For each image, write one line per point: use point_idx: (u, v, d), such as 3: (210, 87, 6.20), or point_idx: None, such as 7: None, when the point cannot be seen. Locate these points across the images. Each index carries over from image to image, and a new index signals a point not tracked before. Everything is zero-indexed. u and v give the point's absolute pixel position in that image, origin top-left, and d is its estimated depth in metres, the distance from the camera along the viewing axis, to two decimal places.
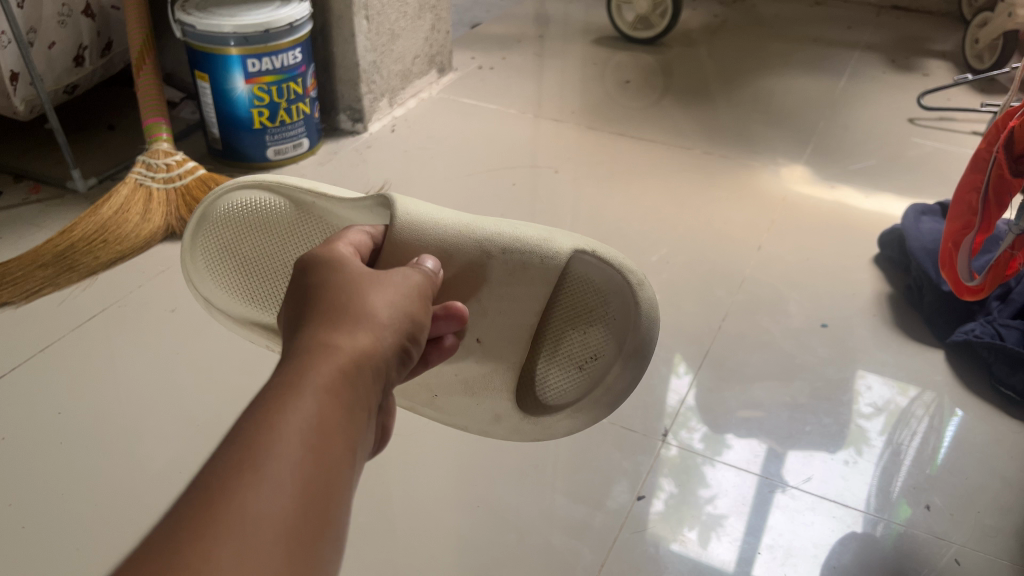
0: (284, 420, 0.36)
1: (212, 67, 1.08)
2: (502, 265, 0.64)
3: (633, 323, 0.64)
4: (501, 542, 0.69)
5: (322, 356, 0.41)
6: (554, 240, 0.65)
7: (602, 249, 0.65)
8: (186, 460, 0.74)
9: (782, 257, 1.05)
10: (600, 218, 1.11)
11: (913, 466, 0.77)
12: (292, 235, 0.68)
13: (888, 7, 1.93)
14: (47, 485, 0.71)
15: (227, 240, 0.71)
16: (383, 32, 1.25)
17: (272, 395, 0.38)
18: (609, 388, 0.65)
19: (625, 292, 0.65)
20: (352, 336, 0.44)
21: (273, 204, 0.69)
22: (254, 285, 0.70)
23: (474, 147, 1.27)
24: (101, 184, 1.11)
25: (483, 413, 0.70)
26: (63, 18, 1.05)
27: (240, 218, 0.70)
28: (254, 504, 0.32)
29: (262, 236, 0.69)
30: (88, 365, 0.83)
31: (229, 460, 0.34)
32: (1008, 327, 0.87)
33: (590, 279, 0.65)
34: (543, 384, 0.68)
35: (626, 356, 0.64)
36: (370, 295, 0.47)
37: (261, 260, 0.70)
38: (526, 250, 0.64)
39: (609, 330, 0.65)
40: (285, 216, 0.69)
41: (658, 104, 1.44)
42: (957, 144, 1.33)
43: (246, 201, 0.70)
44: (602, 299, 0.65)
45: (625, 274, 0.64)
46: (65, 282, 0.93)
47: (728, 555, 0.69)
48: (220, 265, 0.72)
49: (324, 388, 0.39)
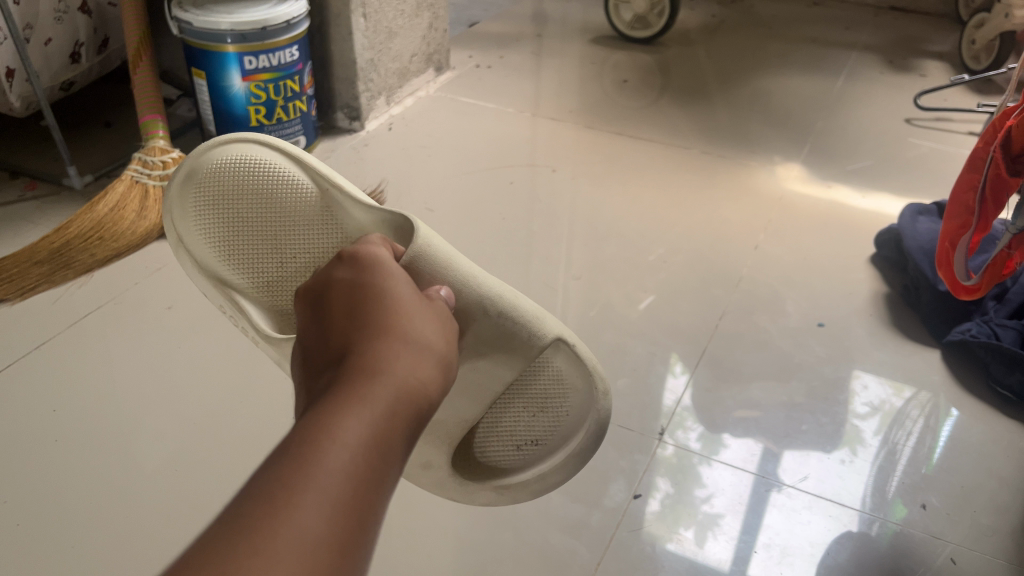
0: (344, 432, 0.36)
1: (209, 64, 1.08)
2: (493, 324, 0.62)
3: (586, 427, 0.64)
4: (499, 541, 0.69)
5: (381, 375, 0.42)
6: (544, 321, 0.64)
7: (581, 349, 0.64)
8: (184, 457, 0.74)
9: (779, 256, 1.05)
10: (598, 217, 1.11)
11: (908, 466, 0.77)
12: (295, 209, 0.67)
13: (885, 8, 1.93)
14: (43, 483, 0.71)
15: (224, 186, 0.69)
16: (381, 30, 1.25)
17: (333, 408, 0.38)
18: (544, 476, 0.64)
19: (591, 394, 0.64)
20: (409, 359, 0.44)
21: (291, 175, 0.69)
22: (237, 242, 0.68)
23: (472, 146, 1.26)
24: (98, 181, 1.11)
25: (413, 458, 0.65)
26: (60, 14, 1.04)
27: (247, 171, 0.69)
28: (311, 515, 0.33)
29: (263, 198, 0.68)
30: (84, 362, 0.83)
31: (285, 468, 0.34)
32: (1005, 327, 0.86)
33: (557, 369, 0.65)
34: (481, 449, 0.66)
35: (570, 453, 0.64)
36: (420, 320, 0.48)
37: (252, 220, 0.68)
38: (520, 319, 0.63)
39: (559, 423, 0.65)
40: (296, 189, 0.68)
41: (656, 104, 1.44)
42: (954, 144, 1.33)
43: (262, 160, 0.69)
44: (561, 393, 0.65)
45: (594, 378, 0.64)
46: (61, 279, 0.93)
47: (724, 554, 0.69)
48: (210, 210, 0.69)
49: (382, 404, 0.40)
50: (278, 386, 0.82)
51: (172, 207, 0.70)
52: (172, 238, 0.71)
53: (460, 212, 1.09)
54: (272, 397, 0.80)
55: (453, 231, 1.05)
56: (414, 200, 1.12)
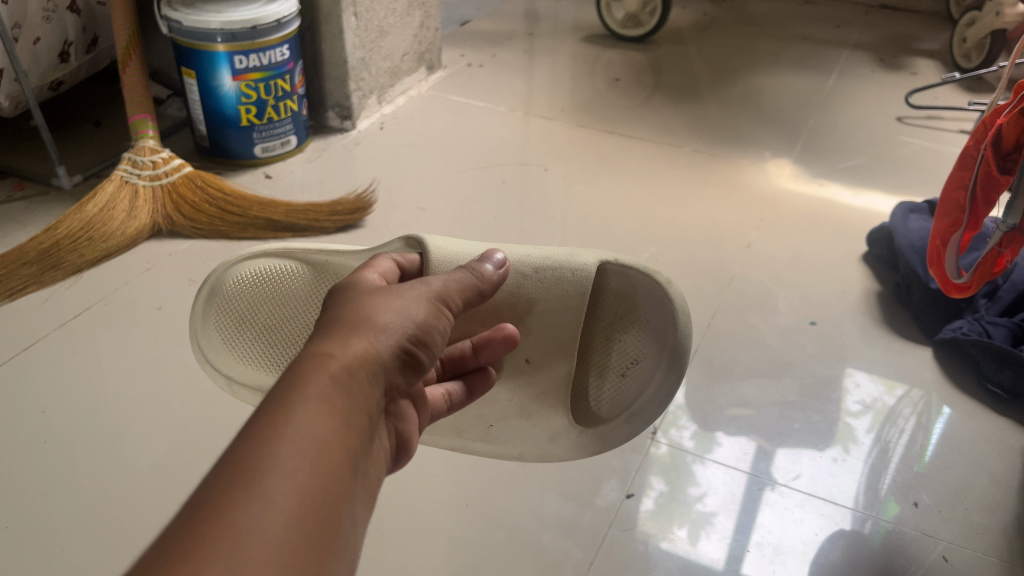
0: (278, 429, 0.36)
1: (199, 63, 1.07)
2: (538, 281, 0.66)
3: (668, 325, 0.67)
4: (491, 541, 0.68)
5: (320, 365, 0.41)
6: (578, 255, 0.66)
7: (625, 257, 0.67)
8: (174, 459, 0.73)
9: (771, 255, 1.05)
10: (590, 215, 1.10)
11: (901, 463, 0.77)
12: (308, 296, 0.69)
13: (876, 7, 1.94)
14: (29, 486, 0.70)
15: (241, 312, 0.71)
16: (372, 29, 1.24)
17: (273, 409, 0.37)
18: (659, 387, 0.67)
19: (656, 294, 0.67)
20: (353, 344, 0.43)
21: (285, 270, 0.69)
22: (278, 351, 0.70)
23: (464, 145, 1.26)
24: (87, 181, 1.10)
25: (540, 433, 0.71)
26: (49, 13, 1.03)
27: (252, 289, 0.70)
28: (246, 513, 0.32)
29: (277, 303, 0.69)
30: (72, 363, 0.82)
31: (223, 478, 0.34)
32: (996, 325, 0.86)
33: (618, 289, 0.68)
34: (594, 398, 0.70)
35: (669, 356, 0.67)
36: (376, 305, 0.47)
37: (280, 327, 0.69)
38: (562, 263, 0.66)
39: (646, 336, 0.68)
40: (299, 278, 0.69)
41: (648, 102, 1.43)
42: (945, 143, 1.34)
43: (254, 271, 0.70)
44: (634, 304, 0.68)
45: (651, 277, 0.66)
46: (49, 280, 0.92)
47: (716, 552, 0.69)
48: (240, 338, 0.71)
49: (323, 397, 0.39)
50: None
51: (205, 354, 0.73)
52: (223, 378, 0.73)
53: (452, 212, 1.09)
54: None
55: (444, 232, 1.05)
56: (407, 200, 1.11)
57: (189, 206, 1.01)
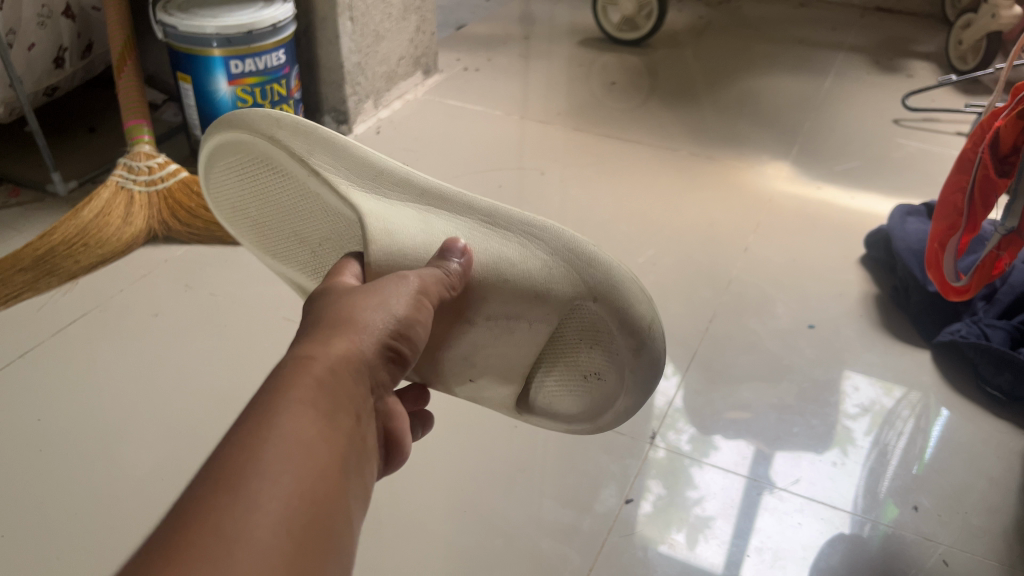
0: (261, 436, 0.36)
1: (195, 69, 1.07)
2: (488, 326, 0.59)
3: (641, 396, 0.61)
4: (488, 547, 0.68)
5: (301, 370, 0.41)
6: (552, 291, 0.58)
7: (609, 298, 0.58)
8: (171, 466, 0.73)
9: (769, 257, 1.05)
10: (588, 219, 1.10)
11: (900, 466, 0.77)
12: (291, 202, 0.63)
13: (872, 9, 1.94)
14: (25, 494, 0.70)
15: (236, 191, 0.66)
16: (368, 33, 1.24)
17: (255, 416, 0.37)
18: (600, 424, 0.65)
19: (626, 346, 0.59)
20: (332, 346, 0.44)
21: (273, 166, 0.61)
22: (270, 241, 0.68)
23: (462, 149, 1.26)
24: (82, 187, 1.10)
25: None
26: (42, 19, 1.03)
27: (244, 169, 0.64)
28: (230, 519, 0.32)
29: (268, 197, 0.64)
30: (67, 370, 0.82)
31: (208, 484, 0.33)
32: (994, 328, 0.86)
33: (598, 321, 0.59)
34: (535, 399, 0.66)
35: (613, 411, 0.63)
36: (357, 305, 0.48)
37: (271, 222, 0.65)
38: (526, 303, 0.58)
39: (603, 372, 0.61)
40: (284, 182, 0.62)
41: (645, 105, 1.44)
42: (941, 145, 1.34)
43: (243, 152, 0.62)
44: (600, 339, 0.60)
45: (627, 329, 0.58)
46: (44, 287, 0.92)
47: (716, 557, 0.68)
48: (239, 217, 0.68)
49: (307, 401, 0.39)
50: None
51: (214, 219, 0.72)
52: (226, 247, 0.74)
53: None
54: None
55: None
56: None
57: (186, 212, 1.01)
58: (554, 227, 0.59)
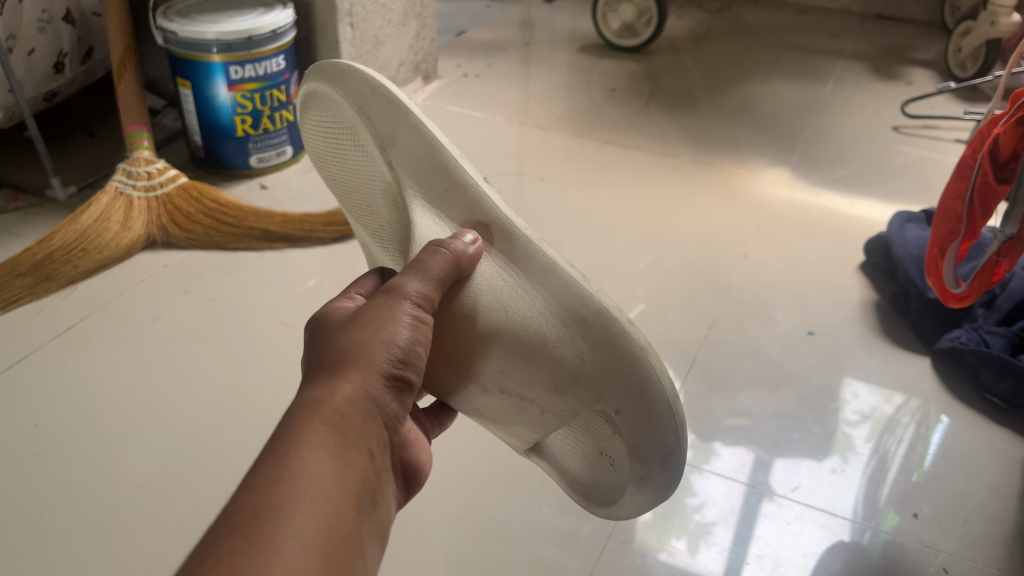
0: (276, 480, 0.35)
1: (194, 74, 1.07)
2: (501, 398, 0.52)
3: (637, 505, 0.54)
4: (487, 556, 0.67)
5: (307, 416, 0.39)
6: (574, 384, 0.50)
7: (631, 418, 0.49)
8: (168, 471, 0.73)
9: (769, 263, 1.05)
10: (587, 224, 1.10)
11: (900, 473, 0.77)
12: (372, 184, 0.58)
13: (871, 16, 1.95)
14: (20, 499, 0.70)
15: (323, 143, 0.62)
16: (368, 39, 1.24)
17: (268, 466, 0.36)
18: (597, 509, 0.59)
19: (638, 469, 0.51)
20: (334, 392, 0.41)
21: (360, 137, 0.57)
22: (347, 204, 0.64)
23: (462, 155, 1.26)
24: (81, 193, 1.10)
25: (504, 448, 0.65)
26: (43, 24, 1.03)
27: (332, 126, 0.59)
28: (250, 561, 0.31)
29: (350, 165, 0.60)
30: (66, 375, 0.82)
31: (230, 523, 0.33)
32: (994, 334, 0.86)
33: (614, 430, 0.51)
34: (546, 450, 0.59)
35: (611, 507, 0.57)
36: (359, 338, 0.44)
37: (350, 188, 0.62)
38: (541, 389, 0.51)
39: (612, 472, 0.54)
40: (367, 158, 0.57)
41: (645, 111, 1.44)
42: (941, 152, 1.34)
43: (336, 111, 0.58)
44: (616, 447, 0.52)
45: (641, 456, 0.50)
46: (43, 292, 0.91)
47: (716, 564, 0.68)
48: (323, 167, 0.65)
49: (317, 444, 0.38)
50: (262, 397, 0.81)
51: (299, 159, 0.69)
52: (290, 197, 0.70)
53: None
54: (260, 408, 0.79)
55: None
56: None
57: (184, 217, 1.01)
58: (606, 302, 0.49)
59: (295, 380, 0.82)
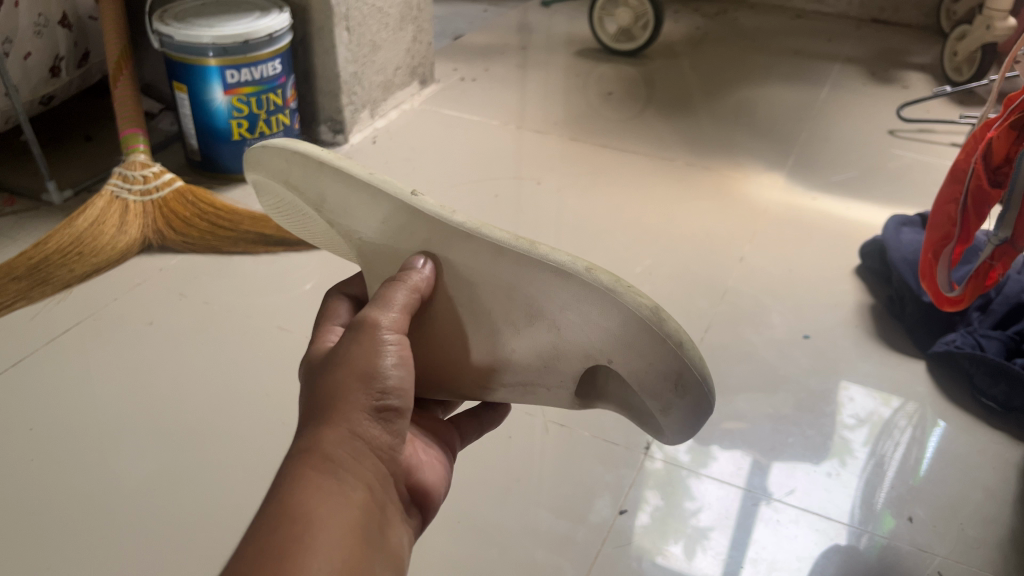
0: (268, 528, 0.35)
1: (191, 78, 1.07)
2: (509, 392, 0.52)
3: (690, 421, 0.47)
4: (483, 560, 0.67)
5: (296, 461, 0.39)
6: (560, 355, 0.48)
7: (622, 361, 0.46)
8: (163, 476, 0.72)
9: (765, 267, 1.05)
10: (584, 228, 1.10)
11: (896, 477, 0.77)
12: (331, 241, 0.55)
13: (868, 21, 1.95)
14: (14, 503, 0.69)
15: (284, 219, 0.60)
16: (365, 43, 1.25)
17: (269, 516, 0.36)
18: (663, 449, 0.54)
19: (654, 397, 0.47)
20: (319, 434, 0.40)
21: (298, 206, 0.54)
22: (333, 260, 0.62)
23: (458, 158, 1.26)
24: (78, 196, 1.10)
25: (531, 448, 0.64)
26: (40, 28, 1.04)
27: (278, 204, 0.57)
28: None
29: (309, 231, 0.57)
30: (60, 379, 0.81)
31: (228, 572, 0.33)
32: (989, 338, 0.86)
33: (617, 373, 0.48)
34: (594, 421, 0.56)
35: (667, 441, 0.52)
36: (340, 378, 0.43)
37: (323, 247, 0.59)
38: (536, 370, 0.50)
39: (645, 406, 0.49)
40: (314, 222, 0.54)
41: (641, 115, 1.44)
42: (937, 155, 1.34)
43: (271, 191, 0.55)
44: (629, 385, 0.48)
45: (647, 387, 0.46)
46: (38, 296, 0.91)
47: (711, 569, 0.68)
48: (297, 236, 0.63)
49: (307, 486, 0.37)
50: (257, 400, 0.80)
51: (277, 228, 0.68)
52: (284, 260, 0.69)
53: None
54: (254, 412, 0.79)
55: None
56: None
57: (181, 221, 1.01)
58: (560, 260, 0.45)
59: (290, 384, 0.82)
